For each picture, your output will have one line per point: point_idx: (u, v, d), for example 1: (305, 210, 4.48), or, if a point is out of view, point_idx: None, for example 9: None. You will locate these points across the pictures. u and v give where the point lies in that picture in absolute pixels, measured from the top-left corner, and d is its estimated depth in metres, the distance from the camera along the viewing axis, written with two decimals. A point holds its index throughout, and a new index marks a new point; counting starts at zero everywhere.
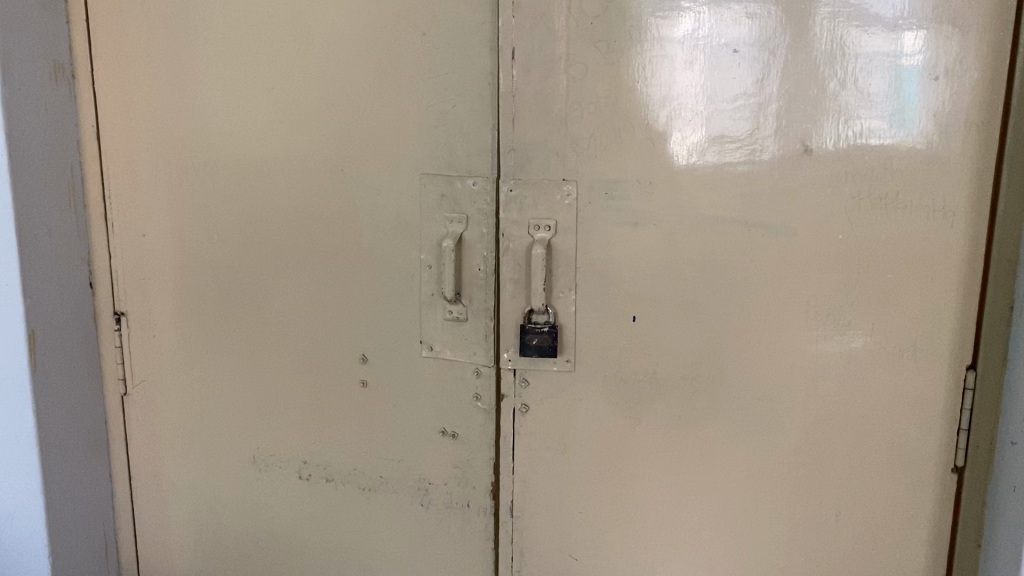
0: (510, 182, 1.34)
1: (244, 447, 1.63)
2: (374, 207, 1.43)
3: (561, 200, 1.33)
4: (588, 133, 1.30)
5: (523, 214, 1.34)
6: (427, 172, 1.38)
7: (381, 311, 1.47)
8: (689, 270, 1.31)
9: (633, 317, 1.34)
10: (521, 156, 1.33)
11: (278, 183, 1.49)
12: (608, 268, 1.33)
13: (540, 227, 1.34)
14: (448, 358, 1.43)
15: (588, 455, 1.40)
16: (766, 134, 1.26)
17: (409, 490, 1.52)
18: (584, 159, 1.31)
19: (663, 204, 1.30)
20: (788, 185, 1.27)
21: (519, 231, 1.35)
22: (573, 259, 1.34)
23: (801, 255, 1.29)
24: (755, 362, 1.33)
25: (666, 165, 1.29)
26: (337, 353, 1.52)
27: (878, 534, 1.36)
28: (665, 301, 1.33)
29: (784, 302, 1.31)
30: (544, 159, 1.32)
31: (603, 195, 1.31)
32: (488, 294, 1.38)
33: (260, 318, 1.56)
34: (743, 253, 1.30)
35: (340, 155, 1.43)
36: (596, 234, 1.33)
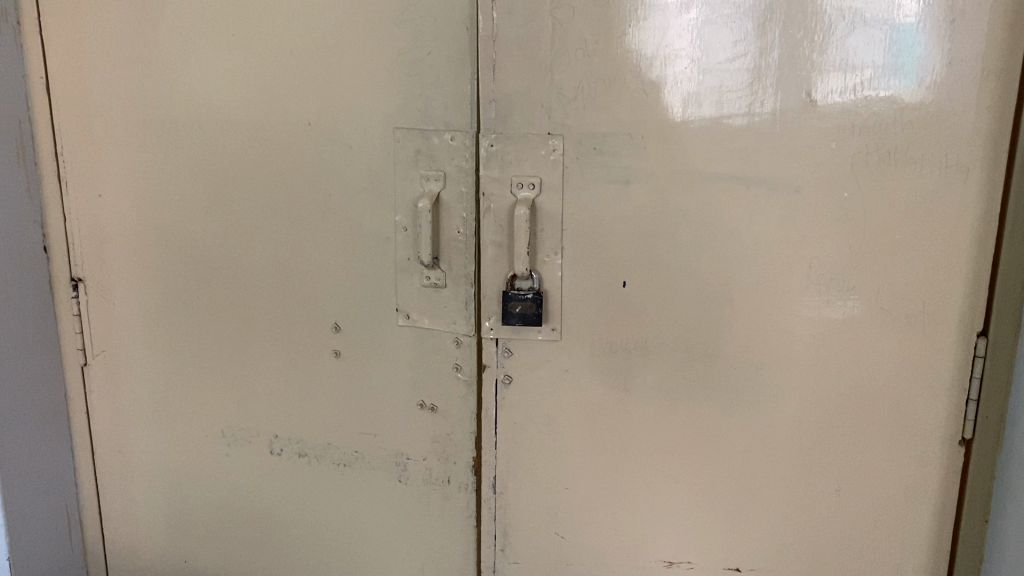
0: (490, 136, 1.23)
1: (212, 419, 1.55)
2: (345, 165, 1.33)
3: (546, 156, 1.22)
4: (575, 83, 1.20)
5: (505, 171, 1.24)
6: (401, 125, 1.28)
7: (353, 277, 1.37)
8: (684, 233, 1.22)
9: (623, 283, 1.25)
10: (502, 108, 1.22)
11: (241, 139, 1.38)
12: (597, 230, 1.24)
13: (523, 185, 1.24)
14: (426, 326, 1.35)
15: (576, 429, 1.32)
16: (767, 84, 1.17)
17: (386, 466, 1.44)
18: (571, 112, 1.21)
19: (657, 160, 1.20)
20: (791, 140, 1.18)
21: (501, 190, 1.25)
22: (559, 221, 1.24)
23: (805, 215, 1.20)
24: (753, 330, 1.25)
25: (661, 118, 1.19)
26: (309, 321, 1.42)
27: (880, 510, 1.29)
28: (658, 266, 1.24)
29: (785, 267, 1.22)
30: (527, 111, 1.22)
31: (592, 151, 1.21)
32: (468, 258, 1.29)
33: (226, 284, 1.46)
34: (741, 213, 1.21)
35: (307, 108, 1.32)
36: (584, 193, 1.23)
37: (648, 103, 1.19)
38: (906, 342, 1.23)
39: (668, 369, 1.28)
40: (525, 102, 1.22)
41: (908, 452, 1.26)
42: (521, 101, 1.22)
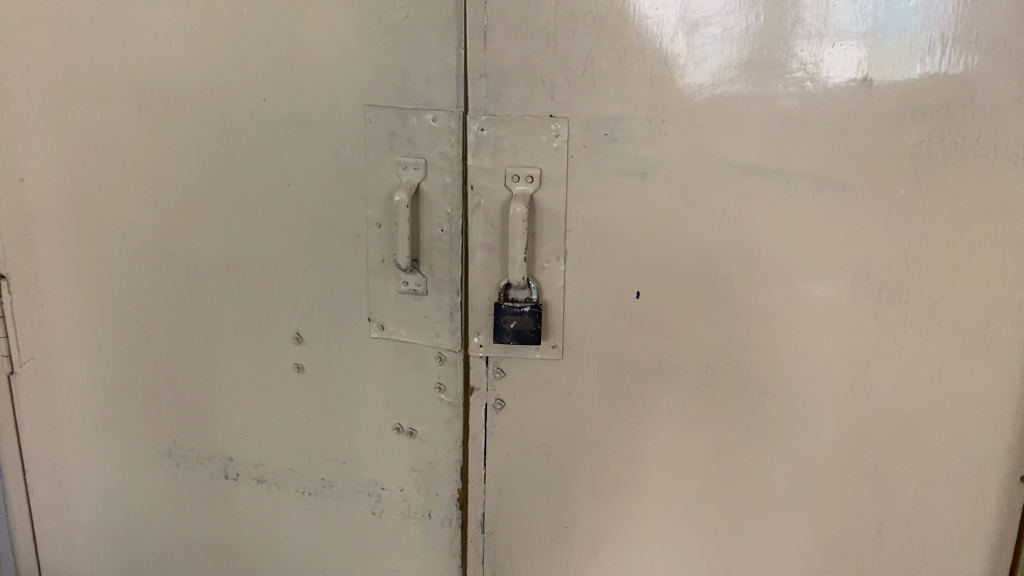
0: (480, 118, 1.03)
1: (157, 437, 1.35)
2: (307, 148, 1.12)
3: (547, 142, 1.02)
4: (583, 54, 0.99)
5: (498, 160, 1.03)
6: (373, 103, 1.07)
7: (319, 280, 1.17)
8: (710, 235, 1.03)
9: (637, 294, 1.06)
10: (495, 84, 1.01)
11: (185, 116, 1.17)
12: (607, 231, 1.04)
13: (519, 178, 1.03)
14: (404, 339, 1.15)
15: (578, 460, 1.13)
16: (815, 57, 0.97)
17: (358, 497, 1.25)
18: (578, 89, 1.00)
19: (680, 148, 1.00)
20: (842, 125, 0.98)
21: (493, 182, 1.04)
22: (562, 220, 1.04)
23: (854, 214, 1.01)
24: (788, 349, 1.06)
25: (686, 97, 0.98)
26: (267, 329, 1.22)
27: (927, 554, 1.12)
28: (678, 273, 1.05)
29: (829, 275, 1.03)
30: (524, 87, 1.01)
31: (603, 137, 1.00)
32: (453, 262, 1.09)
33: (171, 285, 1.26)
34: (779, 212, 1.02)
35: (262, 80, 1.11)
36: (593, 187, 1.02)
37: (671, 79, 0.98)
38: (966, 365, 1.04)
39: (686, 393, 1.09)
40: (522, 77, 1.00)
41: (962, 491, 1.09)
42: (518, 75, 1.01)
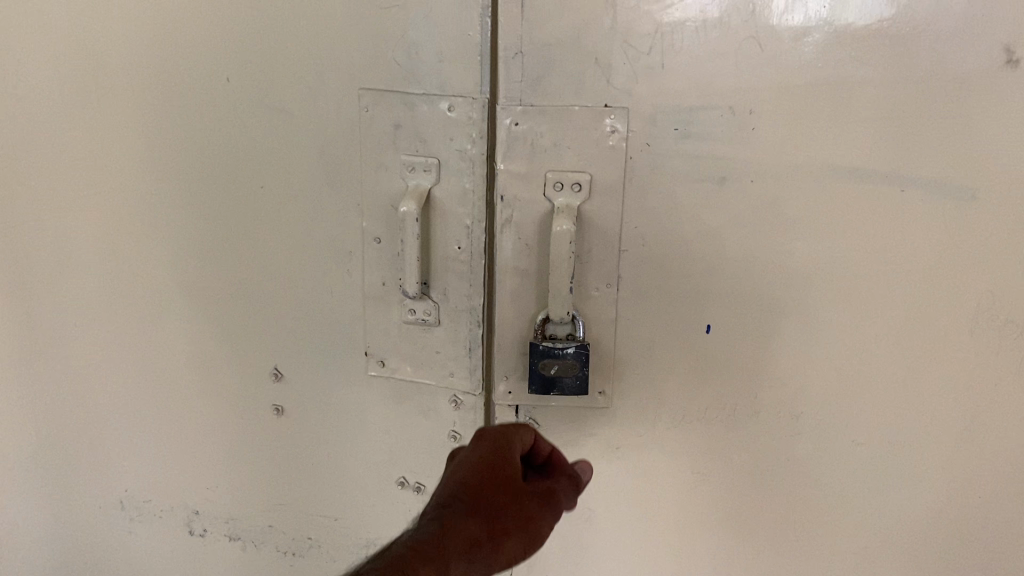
0: (513, 108, 0.80)
1: (106, 486, 1.12)
2: (285, 143, 0.88)
3: (600, 140, 0.80)
4: (650, 24, 0.76)
5: (535, 162, 0.82)
6: (370, 86, 0.83)
7: (303, 305, 0.94)
8: (799, 256, 0.82)
9: (707, 327, 0.85)
10: (533, 65, 0.79)
11: (123, 99, 0.91)
12: (672, 250, 0.83)
13: (563, 187, 0.82)
14: (409, 378, 0.93)
15: (624, 520, 0.95)
16: (953, 27, 0.73)
17: (352, 560, 1.05)
18: (642, 71, 0.77)
19: (768, 146, 0.78)
20: (975, 112, 0.75)
21: (528, 189, 0.83)
22: (617, 238, 0.84)
23: (980, 227, 0.78)
24: (886, 395, 0.85)
25: (780, 80, 0.76)
26: (238, 363, 1.00)
27: None
28: (758, 302, 0.84)
29: (942, 303, 0.81)
30: (572, 68, 0.78)
31: (671, 132, 0.79)
32: (473, 287, 0.88)
33: (115, 307, 1.02)
34: (889, 227, 0.79)
35: (223, 53, 0.86)
36: (656, 195, 0.81)
37: (761, 56, 0.75)
38: None
39: (756, 447, 0.88)
40: (568, 55, 0.78)
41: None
42: (563, 53, 0.78)
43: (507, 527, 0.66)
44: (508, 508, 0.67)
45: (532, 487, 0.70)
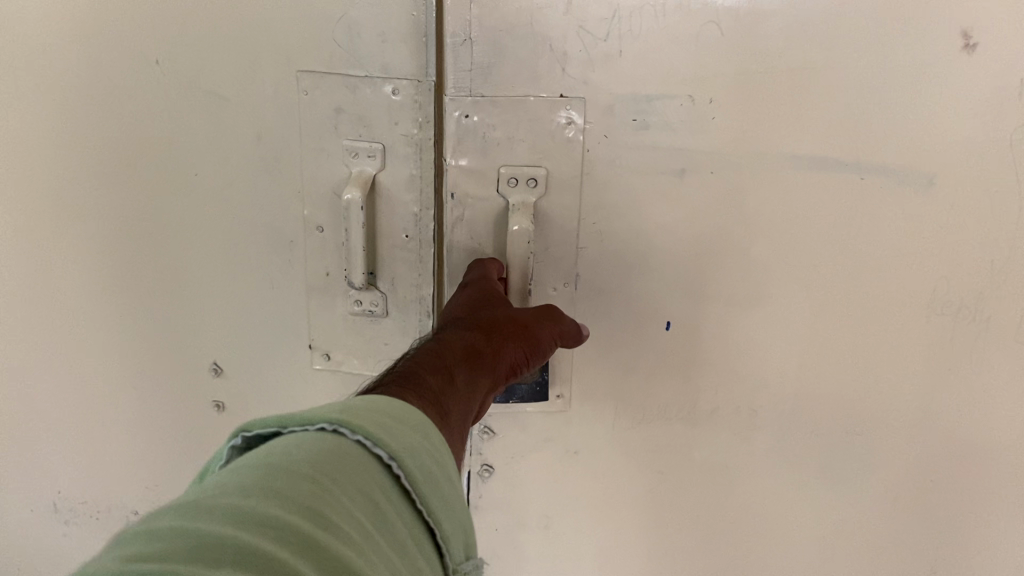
0: (465, 101, 0.76)
1: (37, 489, 1.07)
2: (221, 130, 0.83)
3: (556, 132, 0.77)
4: (606, 10, 0.72)
5: (488, 158, 0.79)
6: (309, 67, 0.79)
7: (244, 300, 0.90)
8: (755, 245, 0.80)
9: (667, 324, 0.84)
10: (484, 53, 0.74)
11: (37, 83, 0.85)
12: (630, 243, 0.81)
13: (518, 182, 0.79)
14: (357, 372, 0.91)
15: (579, 510, 0.95)
16: (913, 11, 0.71)
17: None
18: (600, 61, 0.74)
19: (729, 138, 0.76)
20: (933, 99, 0.74)
21: (480, 186, 0.80)
22: (574, 236, 0.82)
23: (936, 216, 0.78)
24: (836, 379, 0.86)
25: (742, 68, 0.74)
26: (175, 359, 0.95)
27: None
28: (716, 294, 0.83)
29: (896, 290, 0.81)
30: (526, 56, 0.74)
31: (630, 123, 0.76)
32: (421, 276, 0.85)
33: (40, 303, 0.96)
34: (846, 216, 0.79)
35: (151, 34, 0.80)
36: (611, 187, 0.79)
37: (724, 43, 0.73)
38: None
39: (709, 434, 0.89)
40: (521, 43, 0.73)
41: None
42: (517, 41, 0.74)
43: (511, 330, 0.67)
44: (507, 320, 0.69)
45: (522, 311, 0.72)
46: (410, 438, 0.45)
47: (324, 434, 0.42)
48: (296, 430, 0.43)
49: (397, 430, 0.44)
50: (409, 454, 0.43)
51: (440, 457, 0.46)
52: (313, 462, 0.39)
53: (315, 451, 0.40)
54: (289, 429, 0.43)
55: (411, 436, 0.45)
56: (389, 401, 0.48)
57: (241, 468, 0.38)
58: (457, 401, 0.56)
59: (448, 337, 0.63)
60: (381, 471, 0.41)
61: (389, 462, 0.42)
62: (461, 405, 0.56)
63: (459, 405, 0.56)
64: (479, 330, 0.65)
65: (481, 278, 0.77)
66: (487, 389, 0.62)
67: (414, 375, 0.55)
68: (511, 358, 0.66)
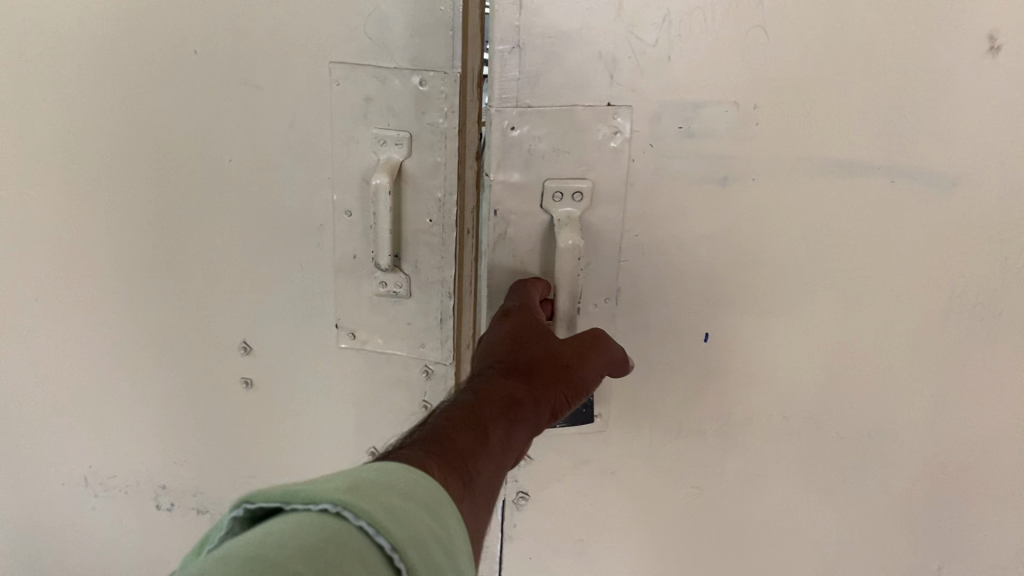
0: (511, 115, 0.79)
1: (69, 463, 1.12)
2: (255, 118, 0.88)
3: (600, 143, 0.80)
4: (658, 16, 0.73)
5: (533, 170, 0.82)
6: (342, 59, 0.83)
7: (274, 281, 0.95)
8: (773, 239, 0.84)
9: (705, 336, 0.90)
10: (532, 61, 0.77)
11: (83, 73, 0.89)
12: (668, 247, 0.85)
13: (563, 196, 0.83)
14: (380, 351, 0.95)
15: (594, 482, 1.00)
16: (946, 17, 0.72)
17: None
18: (650, 66, 0.76)
19: (772, 144, 0.79)
20: (957, 101, 0.76)
21: (521, 200, 0.84)
22: (617, 247, 0.86)
23: (959, 213, 0.81)
24: (848, 363, 0.90)
25: (790, 75, 0.76)
26: (207, 338, 1.00)
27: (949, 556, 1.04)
28: (744, 290, 0.87)
29: (908, 281, 0.85)
30: (574, 65, 0.76)
31: (676, 131, 0.79)
32: (444, 258, 0.90)
33: (78, 283, 1.01)
34: (875, 216, 0.82)
35: (191, 25, 0.85)
36: (650, 190, 0.82)
37: (772, 50, 0.75)
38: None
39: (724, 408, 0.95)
40: (570, 52, 0.76)
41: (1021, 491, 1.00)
42: (566, 50, 0.76)
43: (551, 375, 0.74)
44: (547, 361, 0.74)
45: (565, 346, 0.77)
46: (413, 525, 0.44)
47: (324, 518, 0.40)
48: (299, 508, 0.42)
49: (403, 516, 0.43)
50: (410, 544, 0.42)
51: (444, 545, 0.46)
52: (308, 553, 0.37)
53: (311, 539, 0.38)
54: (290, 507, 0.42)
55: (415, 525, 0.44)
56: (399, 481, 0.47)
57: (229, 555, 0.37)
58: (496, 456, 0.62)
59: (492, 387, 0.69)
60: (380, 560, 0.40)
61: (388, 554, 0.41)
62: (500, 459, 0.62)
63: (497, 460, 0.62)
64: (520, 380, 0.71)
65: (524, 306, 0.80)
66: (522, 438, 0.68)
67: (457, 431, 0.61)
68: (552, 401, 0.73)
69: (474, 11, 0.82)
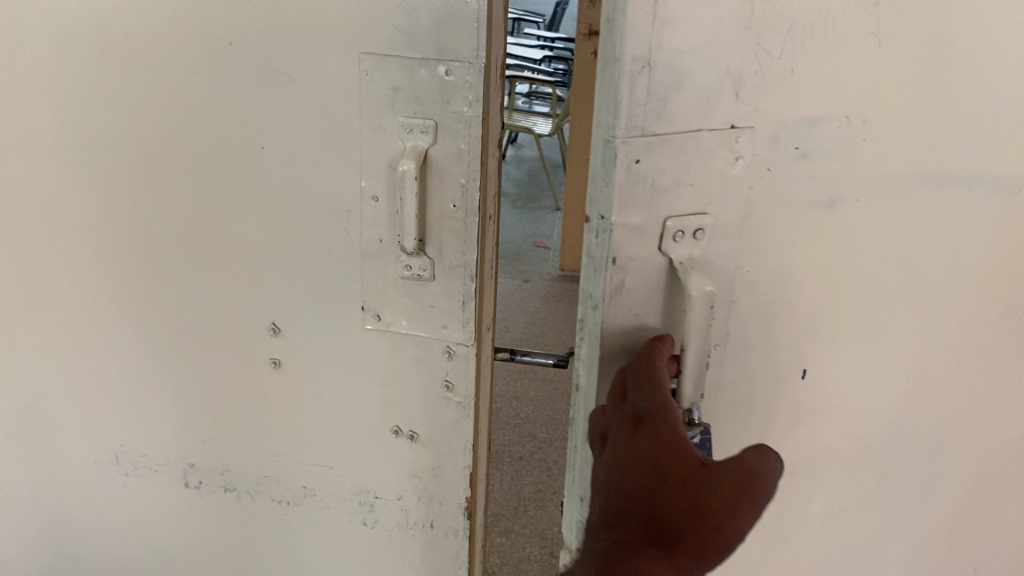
0: (637, 146, 0.71)
1: (101, 442, 1.16)
2: (286, 107, 0.92)
3: (728, 172, 0.74)
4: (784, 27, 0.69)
5: (654, 210, 0.74)
6: (371, 50, 0.87)
7: (302, 263, 0.99)
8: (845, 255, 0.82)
9: (803, 372, 0.87)
10: (662, 82, 0.69)
11: (124, 63, 0.94)
12: (772, 278, 0.81)
13: (683, 236, 0.76)
14: (405, 331, 0.99)
15: None
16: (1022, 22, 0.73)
17: (346, 505, 1.11)
18: (777, 85, 0.72)
19: (867, 159, 0.77)
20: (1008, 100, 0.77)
21: (646, 244, 0.76)
22: (729, 288, 0.80)
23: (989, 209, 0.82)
24: (885, 363, 0.89)
25: (889, 83, 0.74)
26: (237, 320, 1.04)
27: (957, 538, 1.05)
28: (825, 315, 0.85)
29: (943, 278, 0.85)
30: (702, 84, 0.70)
31: (792, 152, 0.75)
32: (467, 242, 0.93)
33: (113, 266, 1.05)
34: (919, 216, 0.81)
35: (227, 17, 0.89)
36: (760, 218, 0.77)
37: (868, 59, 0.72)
38: None
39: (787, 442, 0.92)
40: (701, 69, 0.69)
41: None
42: (694, 67, 0.69)
43: (699, 540, 0.72)
44: (696, 520, 0.72)
45: (720, 499, 0.72)
46: None
47: None
48: None
49: None
50: None
51: None
52: None
53: None
54: None
55: None
56: None
57: None
58: None
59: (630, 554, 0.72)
60: None
61: None
62: None
63: None
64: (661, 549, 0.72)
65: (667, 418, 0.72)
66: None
67: None
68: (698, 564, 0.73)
69: (499, 4, 0.86)
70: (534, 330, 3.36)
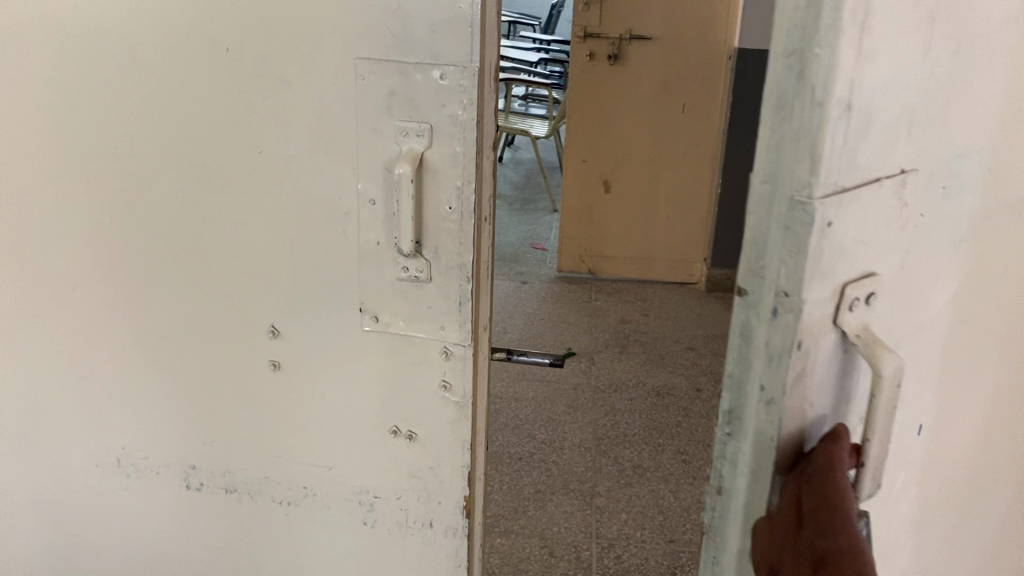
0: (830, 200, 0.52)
1: (103, 446, 1.17)
2: (283, 112, 0.93)
3: (895, 223, 0.58)
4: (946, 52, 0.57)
5: (835, 276, 0.55)
6: (367, 55, 0.89)
7: (300, 267, 1.00)
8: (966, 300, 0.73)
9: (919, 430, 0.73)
10: (858, 122, 0.52)
11: (124, 71, 0.95)
12: (911, 342, 0.66)
13: (857, 302, 0.57)
14: (402, 332, 1.00)
15: None
16: None
17: (346, 505, 1.12)
18: (935, 125, 0.59)
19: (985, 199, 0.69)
20: None
21: (820, 315, 0.55)
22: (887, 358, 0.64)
23: None
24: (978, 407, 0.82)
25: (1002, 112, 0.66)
26: (236, 323, 1.05)
27: None
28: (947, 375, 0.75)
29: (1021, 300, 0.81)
30: (889, 120, 0.54)
31: (941, 192, 0.62)
32: (463, 244, 0.94)
33: (113, 271, 1.06)
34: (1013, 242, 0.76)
35: (227, 23, 0.91)
36: (911, 276, 0.63)
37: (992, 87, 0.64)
38: None
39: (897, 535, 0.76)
40: (890, 104, 0.53)
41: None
42: (886, 101, 0.53)
43: None
44: None
45: None
46: None
47: None
48: None
49: None
50: None
51: None
52: None
53: None
54: None
55: None
56: None
57: None
58: None
59: None
60: None
61: None
62: None
63: None
64: None
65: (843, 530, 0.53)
66: None
67: None
68: None
69: (492, 10, 0.88)
70: (532, 331, 3.38)
